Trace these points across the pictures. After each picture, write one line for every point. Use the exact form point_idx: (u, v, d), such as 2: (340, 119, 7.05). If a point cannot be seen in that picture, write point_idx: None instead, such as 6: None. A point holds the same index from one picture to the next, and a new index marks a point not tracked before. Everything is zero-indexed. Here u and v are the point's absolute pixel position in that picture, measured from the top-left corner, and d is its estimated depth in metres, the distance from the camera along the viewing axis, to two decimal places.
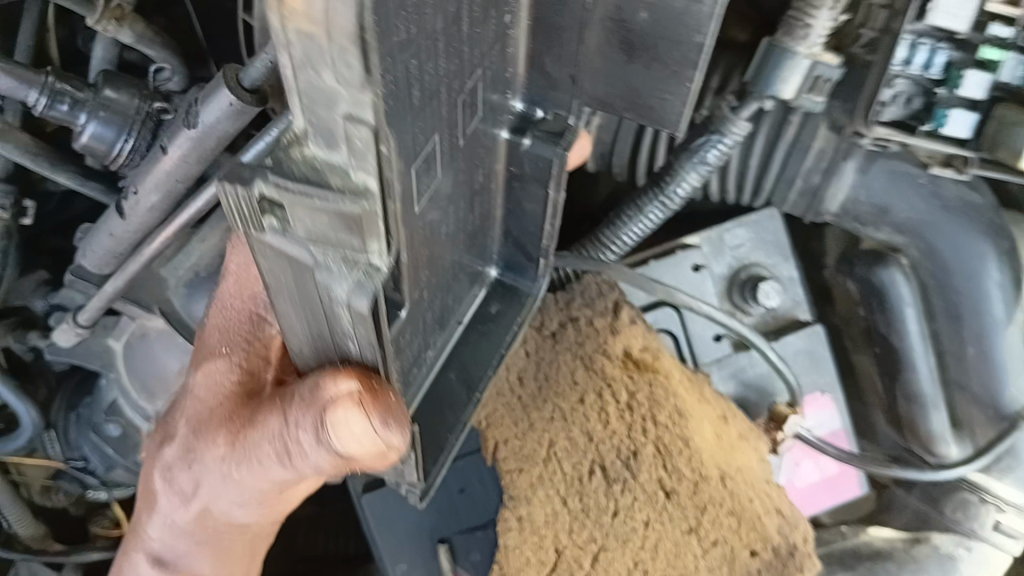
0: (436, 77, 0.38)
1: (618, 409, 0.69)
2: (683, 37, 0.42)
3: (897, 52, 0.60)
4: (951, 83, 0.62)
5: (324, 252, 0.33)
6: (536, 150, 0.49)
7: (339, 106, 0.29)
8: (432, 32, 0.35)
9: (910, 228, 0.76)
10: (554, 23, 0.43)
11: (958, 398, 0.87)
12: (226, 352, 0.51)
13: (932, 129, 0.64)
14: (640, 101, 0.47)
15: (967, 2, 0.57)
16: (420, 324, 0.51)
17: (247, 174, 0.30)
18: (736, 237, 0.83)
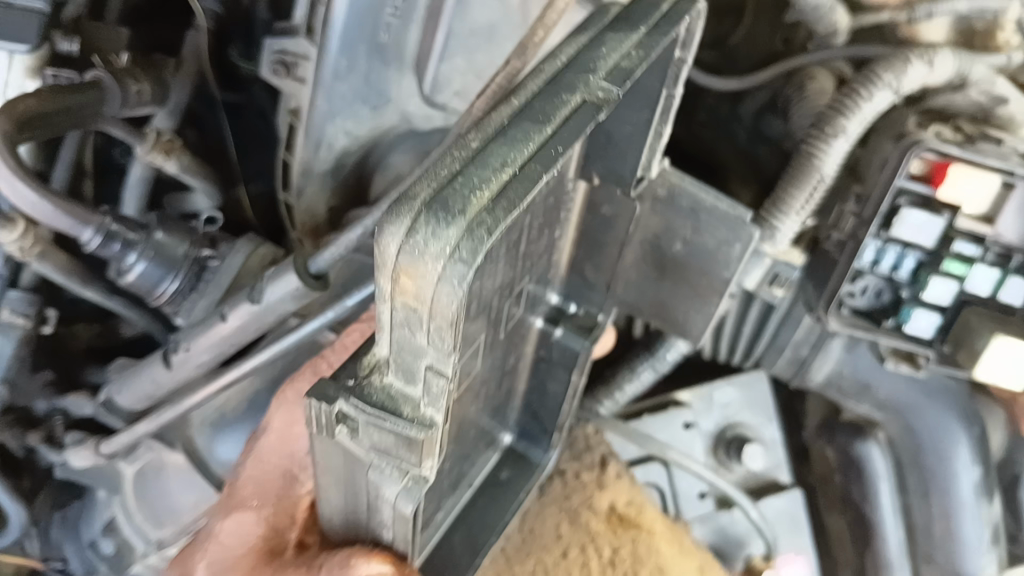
0: (490, 290, 0.42)
1: (601, 564, 0.67)
2: (714, 271, 0.47)
3: (864, 254, 0.66)
4: (917, 286, 0.67)
5: (380, 463, 0.37)
6: (566, 341, 0.52)
7: (425, 359, 0.34)
8: (497, 257, 0.39)
9: (892, 406, 0.82)
10: (599, 240, 0.49)
11: (922, 565, 0.87)
12: (256, 505, 0.54)
13: (896, 323, 0.69)
14: (666, 313, 0.52)
15: (932, 222, 0.64)
16: (437, 490, 0.51)
17: (331, 391, 0.35)
18: (724, 395, 0.87)
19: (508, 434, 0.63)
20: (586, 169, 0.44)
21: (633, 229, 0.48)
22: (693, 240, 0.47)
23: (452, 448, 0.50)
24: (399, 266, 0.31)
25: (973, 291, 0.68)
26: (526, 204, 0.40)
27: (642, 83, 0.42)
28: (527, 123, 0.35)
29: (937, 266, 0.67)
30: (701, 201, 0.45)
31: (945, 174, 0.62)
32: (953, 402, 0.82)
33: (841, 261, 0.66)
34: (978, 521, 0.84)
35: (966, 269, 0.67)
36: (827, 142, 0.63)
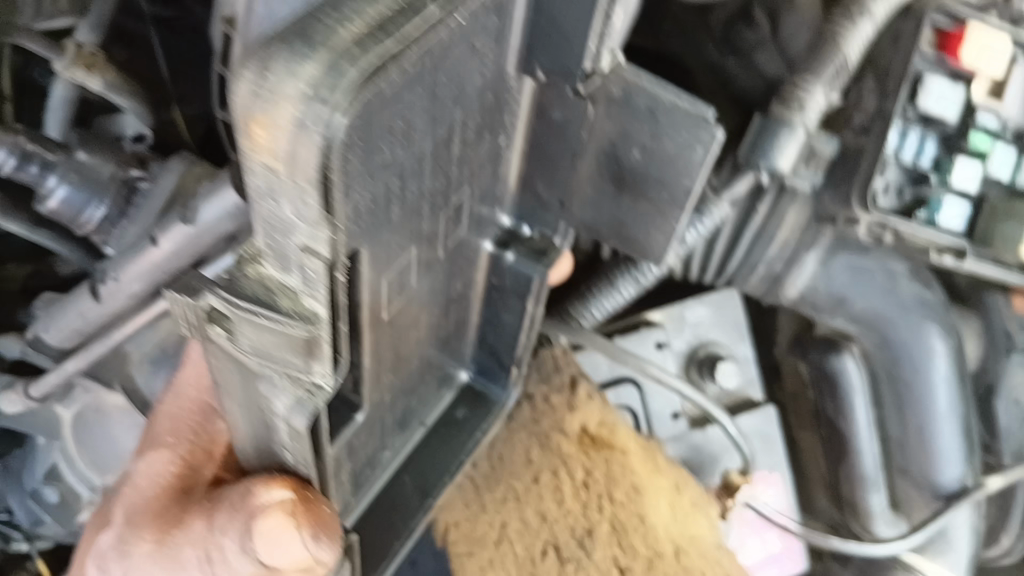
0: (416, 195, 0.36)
1: (573, 486, 0.66)
2: (672, 178, 0.41)
3: (892, 136, 0.64)
4: (942, 170, 0.67)
5: (276, 382, 0.33)
6: (518, 266, 0.48)
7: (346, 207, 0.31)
8: (418, 152, 0.34)
9: (866, 321, 0.80)
10: (550, 151, 0.44)
11: (896, 476, 0.87)
12: (171, 443, 0.50)
13: (928, 215, 0.67)
14: (626, 234, 0.46)
15: (953, 93, 0.65)
16: (377, 431, 0.46)
17: (196, 284, 0.31)
18: (696, 314, 0.85)
19: (463, 370, 0.60)
20: (528, 59, 0.39)
21: (586, 136, 0.42)
22: (653, 146, 0.40)
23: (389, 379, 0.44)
24: (250, 116, 0.28)
25: (997, 176, 0.69)
26: (458, 93, 0.35)
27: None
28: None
29: (956, 148, 0.67)
30: (660, 99, 0.38)
31: (963, 35, 0.63)
32: (928, 313, 0.80)
33: (869, 145, 0.63)
34: (955, 431, 0.83)
35: (987, 147, 0.68)
36: (854, 22, 0.61)
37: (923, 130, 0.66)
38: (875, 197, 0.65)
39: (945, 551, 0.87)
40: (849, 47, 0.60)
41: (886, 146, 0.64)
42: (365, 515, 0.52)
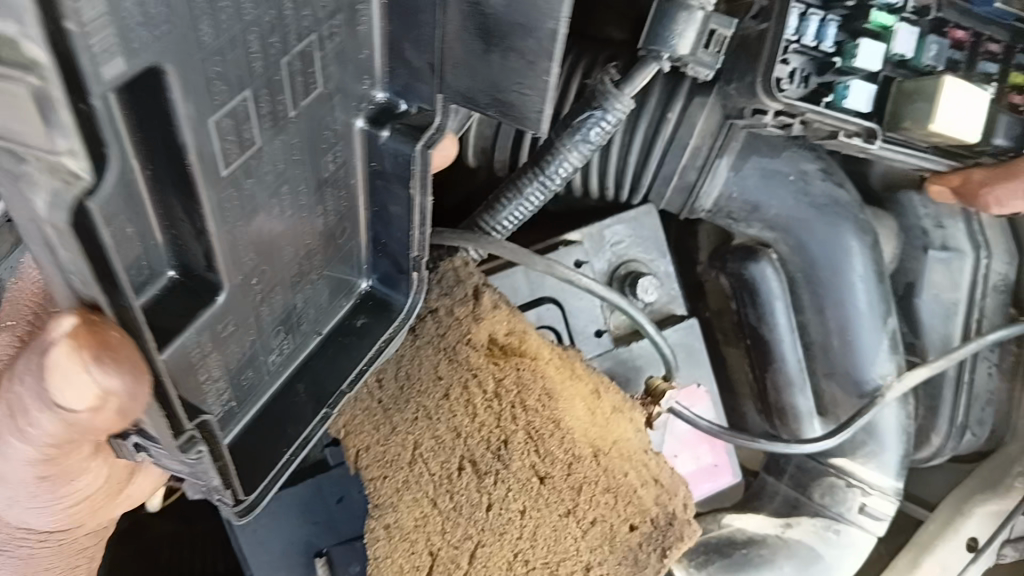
0: (239, 21, 0.33)
1: (485, 399, 0.65)
2: (536, 23, 0.38)
3: (790, 19, 0.62)
4: (847, 54, 0.65)
5: (19, 156, 0.25)
6: (395, 144, 0.45)
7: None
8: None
9: (781, 225, 0.80)
10: (410, 6, 0.41)
11: (821, 381, 0.87)
12: (10, 324, 0.41)
13: (835, 100, 0.65)
14: (502, 100, 0.43)
15: None
16: (252, 320, 0.45)
17: None
18: (615, 233, 0.84)
19: (363, 280, 0.55)
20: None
21: None
22: None
23: (254, 260, 0.42)
24: None
25: (901, 55, 0.67)
26: None
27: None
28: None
29: (862, 24, 0.65)
30: None
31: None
32: (841, 211, 0.80)
33: (770, 27, 0.62)
34: (874, 329, 0.84)
35: (889, 25, 0.66)
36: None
37: (821, 12, 0.64)
38: (778, 82, 0.63)
39: (875, 453, 0.87)
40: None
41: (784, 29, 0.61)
42: (250, 430, 0.49)
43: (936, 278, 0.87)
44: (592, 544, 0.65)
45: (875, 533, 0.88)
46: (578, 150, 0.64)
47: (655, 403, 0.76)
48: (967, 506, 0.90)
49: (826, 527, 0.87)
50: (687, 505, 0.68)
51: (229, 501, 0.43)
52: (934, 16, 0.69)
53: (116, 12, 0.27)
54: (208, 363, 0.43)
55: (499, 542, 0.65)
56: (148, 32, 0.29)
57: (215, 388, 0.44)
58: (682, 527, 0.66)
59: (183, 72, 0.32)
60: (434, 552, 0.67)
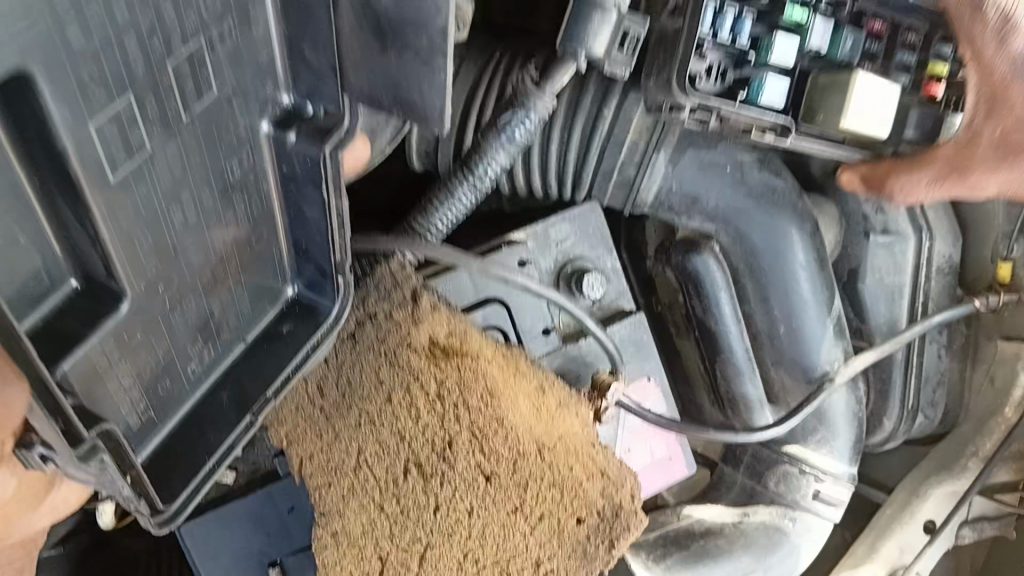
0: (113, 23, 0.33)
1: (428, 402, 0.65)
2: (426, 20, 0.38)
3: (705, 15, 0.62)
4: (762, 51, 0.66)
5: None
6: (303, 147, 0.45)
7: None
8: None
9: (720, 216, 0.81)
10: (304, 5, 0.40)
11: (770, 370, 0.88)
12: None
13: (750, 97, 0.67)
14: (404, 99, 0.43)
15: None
16: (162, 327, 0.44)
17: None
18: (559, 232, 0.84)
19: (289, 285, 0.55)
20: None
21: None
22: None
23: (158, 266, 0.42)
24: None
25: (816, 48, 0.69)
26: None
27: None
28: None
29: (776, 21, 0.66)
30: None
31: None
32: (781, 199, 0.81)
33: (684, 25, 0.62)
34: (819, 317, 0.85)
35: (805, 20, 0.67)
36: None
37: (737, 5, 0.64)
38: (693, 81, 0.64)
39: (829, 440, 0.87)
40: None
41: (699, 24, 0.62)
42: (173, 437, 0.49)
43: (879, 262, 0.87)
44: (540, 539, 0.66)
45: (830, 518, 0.89)
46: (503, 150, 0.66)
47: (602, 398, 0.76)
48: (924, 488, 0.91)
49: (782, 515, 0.88)
50: (634, 495, 0.69)
51: (147, 513, 0.43)
52: (851, 10, 0.70)
53: None
54: (117, 372, 0.42)
55: (448, 541, 0.65)
56: (4, 31, 0.29)
57: (126, 399, 0.44)
58: (628, 518, 0.68)
59: (51, 74, 0.31)
60: (384, 556, 0.66)
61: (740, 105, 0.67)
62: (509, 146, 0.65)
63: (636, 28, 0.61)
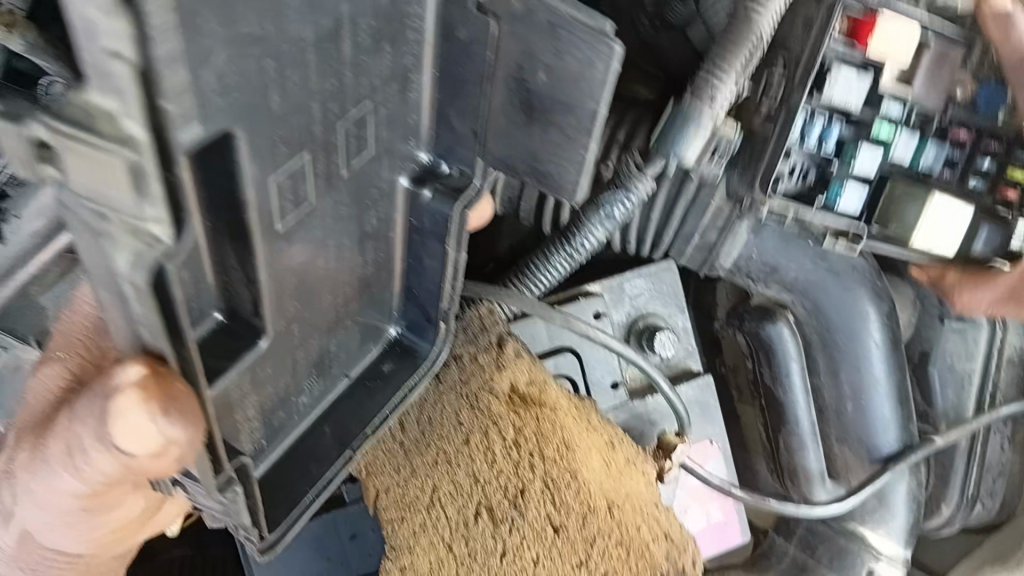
0: (304, 91, 0.35)
1: (505, 446, 0.66)
2: (576, 102, 0.40)
3: (798, 124, 0.68)
4: (846, 157, 0.72)
5: (104, 217, 0.27)
6: (436, 203, 0.47)
7: (210, 63, 0.30)
8: (296, 39, 0.33)
9: (797, 287, 0.81)
10: (459, 76, 0.43)
11: (834, 445, 0.89)
12: (60, 355, 0.42)
13: (827, 200, 0.73)
14: (539, 169, 0.45)
15: (858, 83, 0.68)
16: (288, 361, 0.46)
17: (19, 112, 0.25)
18: (634, 287, 0.85)
19: (393, 326, 0.57)
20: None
21: (494, 59, 0.41)
22: (555, 67, 0.40)
23: (296, 306, 0.44)
24: None
25: (898, 158, 0.74)
26: None
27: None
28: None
29: (863, 134, 0.71)
30: (557, 10, 0.38)
31: (872, 25, 0.65)
32: (860, 277, 0.81)
33: (774, 133, 0.68)
34: (889, 398, 0.85)
35: (891, 135, 0.72)
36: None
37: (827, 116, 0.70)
38: (774, 183, 0.71)
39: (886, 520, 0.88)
40: (758, 21, 0.61)
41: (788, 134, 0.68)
42: (278, 465, 0.51)
43: (953, 348, 0.88)
44: None
45: None
46: (602, 225, 0.72)
47: (667, 457, 0.77)
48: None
49: None
50: (693, 561, 0.71)
51: (255, 537, 0.45)
52: (939, 124, 0.74)
53: (197, 83, 0.30)
54: (246, 402, 0.45)
55: None
56: (222, 99, 0.31)
57: (248, 428, 0.46)
58: None
59: (250, 134, 0.34)
60: None
61: (815, 209, 0.73)
62: (607, 221, 0.72)
63: None
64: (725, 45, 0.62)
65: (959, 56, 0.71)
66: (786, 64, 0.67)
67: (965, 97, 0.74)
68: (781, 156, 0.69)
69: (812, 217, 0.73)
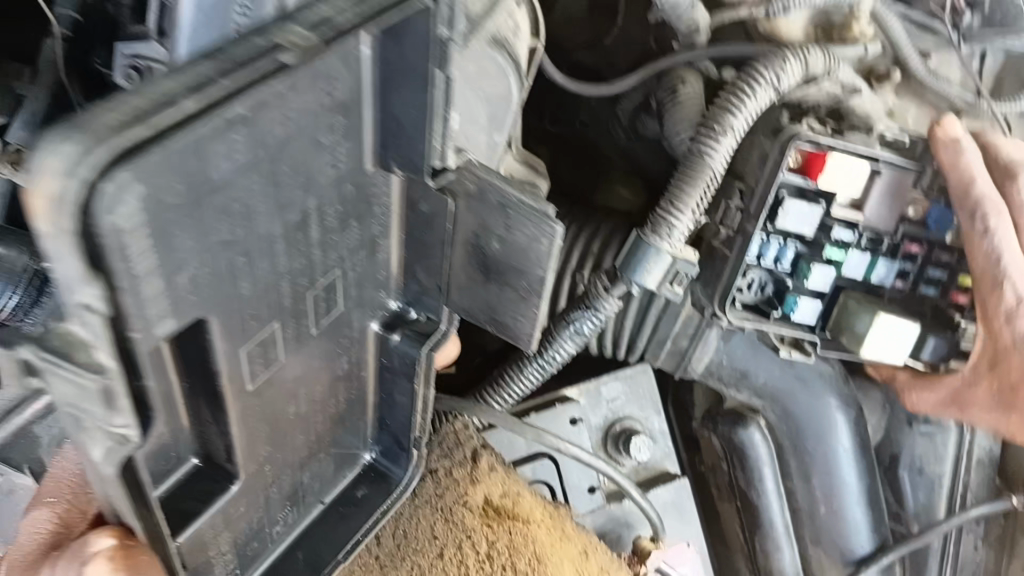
0: (273, 273, 0.39)
1: (478, 560, 0.67)
2: (527, 268, 0.44)
3: (752, 248, 0.76)
4: (800, 275, 0.78)
5: (81, 422, 0.31)
6: (405, 347, 0.51)
7: (186, 272, 0.34)
8: (265, 234, 0.37)
9: (768, 393, 0.86)
10: (422, 239, 0.47)
11: (810, 546, 0.93)
12: (49, 502, 0.45)
13: (784, 313, 0.80)
14: (498, 320, 0.49)
15: (808, 212, 0.75)
16: (259, 501, 0.49)
17: (12, 338, 0.30)
18: (611, 390, 0.88)
19: (367, 452, 0.60)
20: (383, 158, 0.42)
21: (453, 228, 0.45)
22: (508, 238, 0.44)
23: (268, 451, 0.47)
24: (28, 185, 0.26)
25: (851, 275, 0.80)
26: (308, 183, 0.38)
27: (410, 62, 0.37)
28: (270, 30, 0.32)
29: (816, 255, 0.78)
30: (507, 194, 0.42)
31: (822, 161, 0.72)
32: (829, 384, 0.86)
33: (732, 256, 0.77)
34: (862, 502, 0.89)
35: (843, 255, 0.78)
36: (716, 139, 0.73)
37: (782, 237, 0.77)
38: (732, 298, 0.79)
39: None
40: (710, 163, 0.72)
41: (744, 255, 0.77)
42: None
43: (923, 450, 0.92)
44: None
45: None
46: (571, 340, 0.79)
47: (642, 563, 0.80)
48: None
49: None
50: None
51: None
52: (891, 243, 0.79)
53: (173, 290, 0.33)
54: (218, 540, 0.47)
55: None
56: (196, 297, 0.35)
57: (221, 563, 0.48)
58: None
59: (223, 319, 0.37)
60: None
61: (773, 320, 0.80)
62: (575, 337, 0.79)
63: (687, 268, 0.75)
64: (683, 186, 0.73)
65: (910, 179, 0.77)
66: (740, 196, 0.77)
67: (917, 214, 0.78)
68: (739, 275, 0.77)
69: (768, 329, 0.80)
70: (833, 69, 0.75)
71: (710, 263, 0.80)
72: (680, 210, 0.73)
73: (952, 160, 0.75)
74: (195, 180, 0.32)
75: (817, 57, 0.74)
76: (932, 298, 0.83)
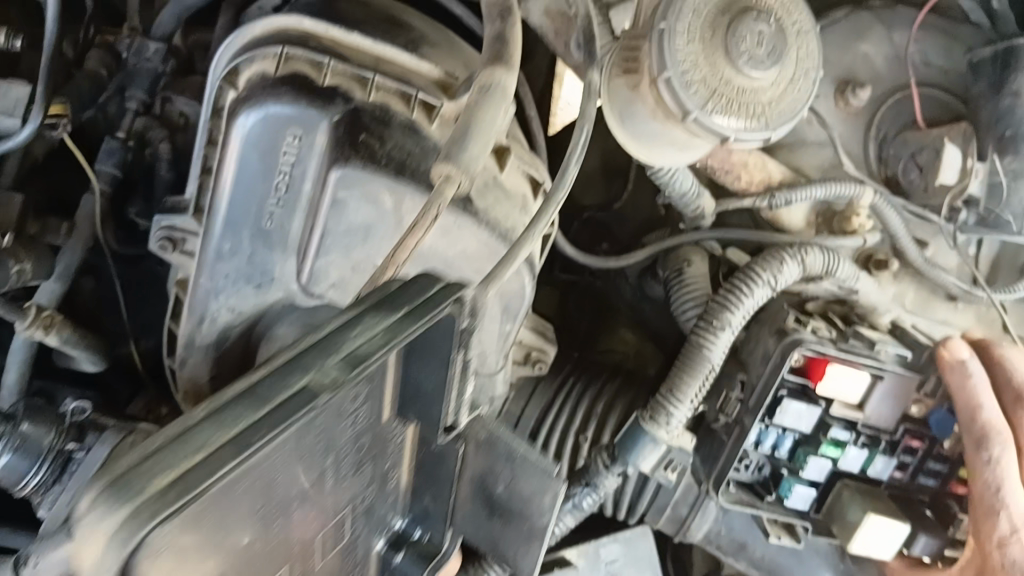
0: (287, 528, 0.42)
1: None
2: (530, 514, 0.47)
3: (750, 437, 0.81)
4: (797, 464, 0.84)
5: None
6: (406, 568, 0.52)
7: (203, 550, 0.36)
8: (282, 498, 0.40)
9: (766, 565, 0.92)
10: (431, 471, 0.50)
11: None
12: None
13: (780, 496, 0.86)
14: (498, 549, 0.51)
15: (805, 413, 0.81)
16: None
17: None
18: (610, 552, 0.94)
19: None
20: (405, 412, 0.46)
21: (462, 466, 0.49)
22: (513, 485, 0.47)
23: None
24: (77, 539, 0.31)
25: (848, 467, 0.85)
26: (326, 446, 0.41)
27: (437, 345, 0.43)
28: (309, 363, 0.37)
29: (813, 447, 0.83)
30: (515, 448, 0.46)
31: (822, 369, 0.79)
32: (823, 558, 0.92)
33: (729, 442, 0.83)
34: None
35: (840, 453, 0.84)
36: (714, 334, 0.77)
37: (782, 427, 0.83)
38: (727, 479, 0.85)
39: None
40: (708, 356, 0.77)
41: (741, 442, 0.82)
42: None
43: None
44: None
45: None
46: (571, 513, 0.82)
47: None
48: None
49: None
50: None
51: None
52: (889, 440, 0.84)
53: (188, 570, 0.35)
54: None
55: None
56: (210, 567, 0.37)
57: None
58: None
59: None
60: None
61: (766, 504, 0.86)
62: (575, 511, 0.81)
63: (680, 456, 0.80)
64: (682, 377, 0.77)
65: (913, 385, 0.82)
66: (741, 386, 0.82)
67: (917, 413, 0.84)
68: (736, 459, 0.82)
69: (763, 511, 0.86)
70: (833, 267, 0.80)
71: (710, 441, 0.86)
72: (678, 399, 0.78)
73: (962, 383, 0.80)
74: (217, 493, 0.34)
75: (816, 258, 0.79)
76: (930, 488, 0.88)
